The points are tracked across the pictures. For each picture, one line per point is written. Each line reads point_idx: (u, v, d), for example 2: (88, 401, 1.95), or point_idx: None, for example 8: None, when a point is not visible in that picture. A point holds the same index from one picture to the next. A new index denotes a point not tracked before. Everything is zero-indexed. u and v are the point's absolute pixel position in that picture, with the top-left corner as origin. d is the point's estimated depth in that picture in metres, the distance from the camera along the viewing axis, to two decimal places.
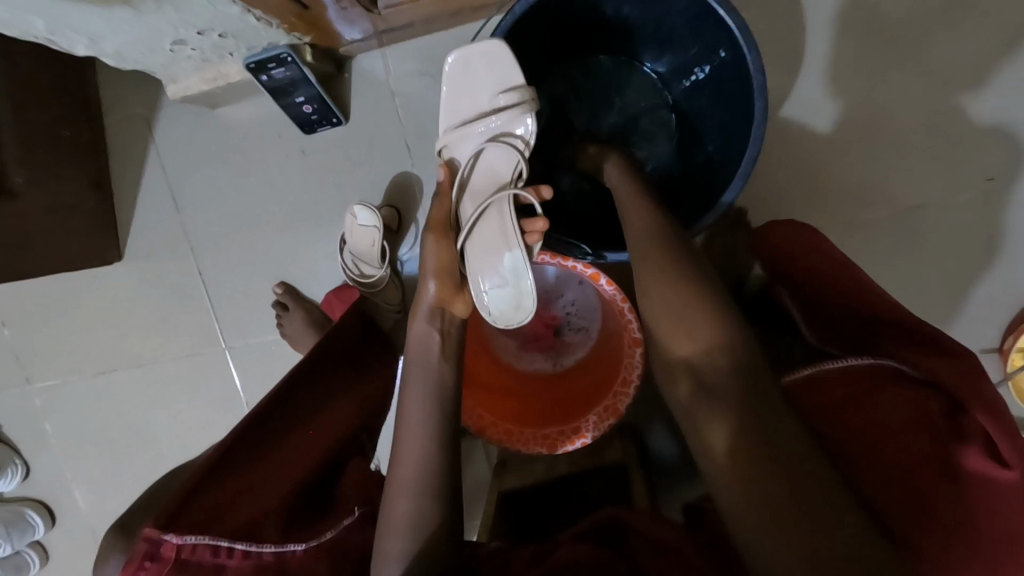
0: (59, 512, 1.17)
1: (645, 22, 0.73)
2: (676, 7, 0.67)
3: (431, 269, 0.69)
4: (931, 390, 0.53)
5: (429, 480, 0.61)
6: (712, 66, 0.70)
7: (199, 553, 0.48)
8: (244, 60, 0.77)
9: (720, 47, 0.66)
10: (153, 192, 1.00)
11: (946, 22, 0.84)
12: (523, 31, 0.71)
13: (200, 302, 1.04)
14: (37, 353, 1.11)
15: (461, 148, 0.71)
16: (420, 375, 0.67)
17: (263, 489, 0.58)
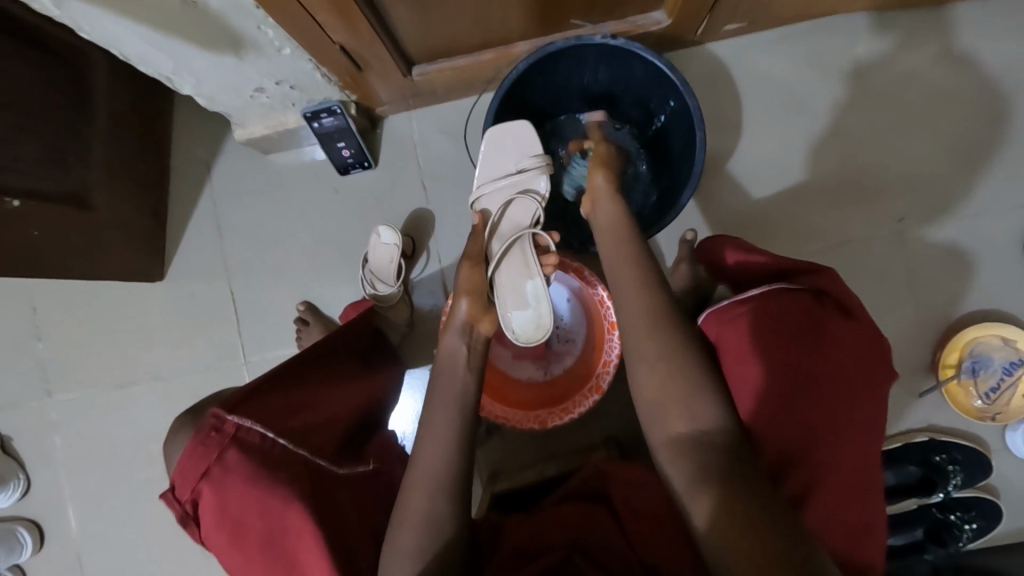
0: (51, 530, 1.17)
1: (612, 86, 0.97)
2: (637, 72, 0.91)
3: (462, 292, 0.82)
4: (812, 297, 0.70)
5: (446, 485, 0.68)
6: (667, 115, 0.94)
7: (250, 435, 0.67)
8: (303, 110, 0.98)
9: (670, 98, 0.90)
10: (200, 221, 1.16)
11: (849, 100, 1.07)
12: (525, 89, 0.92)
13: (226, 319, 1.15)
14: (60, 366, 1.18)
15: (491, 202, 0.89)
16: (448, 387, 0.76)
17: (303, 412, 0.75)
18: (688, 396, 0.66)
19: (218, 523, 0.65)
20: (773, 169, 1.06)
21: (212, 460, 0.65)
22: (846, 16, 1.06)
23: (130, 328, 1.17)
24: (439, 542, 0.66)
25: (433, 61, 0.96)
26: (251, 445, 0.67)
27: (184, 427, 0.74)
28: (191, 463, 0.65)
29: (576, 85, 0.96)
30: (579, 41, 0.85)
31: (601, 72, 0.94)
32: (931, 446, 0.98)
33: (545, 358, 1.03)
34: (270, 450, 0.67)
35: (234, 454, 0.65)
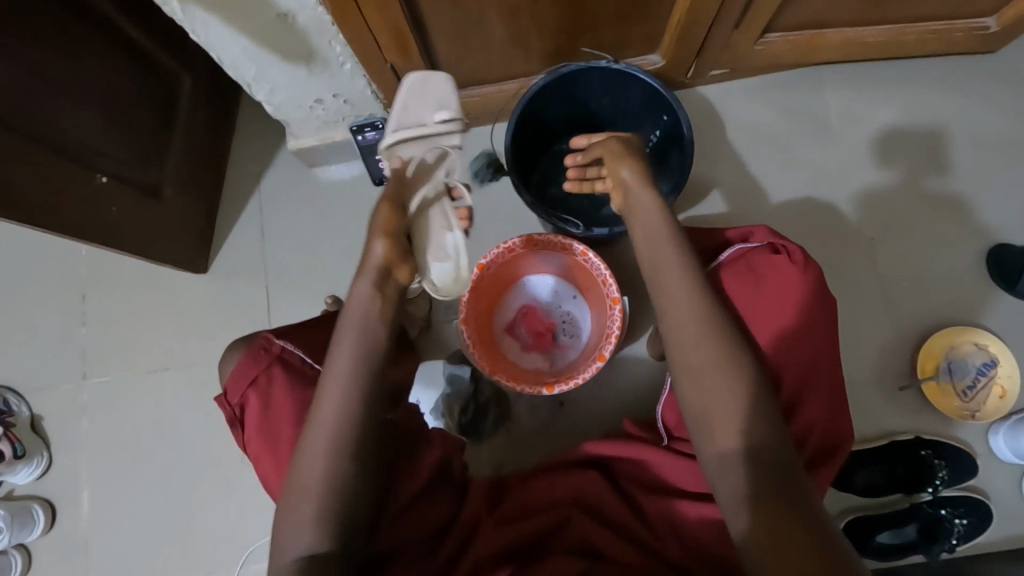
0: (62, 511, 1.20)
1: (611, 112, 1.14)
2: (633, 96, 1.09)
3: (378, 233, 0.76)
4: (767, 252, 0.86)
5: (342, 451, 0.70)
6: (660, 131, 1.10)
7: (291, 356, 0.82)
8: (350, 123, 1.14)
9: (662, 113, 1.07)
10: (245, 223, 1.29)
11: (822, 136, 1.23)
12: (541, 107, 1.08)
13: (259, 311, 1.26)
14: (98, 350, 1.26)
15: (407, 148, 0.89)
16: (346, 356, 0.73)
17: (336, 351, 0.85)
18: (733, 416, 0.72)
19: (257, 425, 0.79)
20: (756, 192, 1.21)
21: (259, 370, 0.80)
22: (815, 69, 1.25)
23: (168, 317, 1.27)
24: (337, 501, 0.69)
25: (465, 88, 1.13)
26: (292, 363, 0.81)
27: (238, 344, 0.88)
28: (243, 371, 0.80)
29: (583, 110, 1.13)
30: (585, 65, 1.02)
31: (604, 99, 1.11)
32: (918, 441, 1.04)
33: (551, 350, 1.11)
34: (306, 371, 0.81)
35: (276, 368, 0.80)
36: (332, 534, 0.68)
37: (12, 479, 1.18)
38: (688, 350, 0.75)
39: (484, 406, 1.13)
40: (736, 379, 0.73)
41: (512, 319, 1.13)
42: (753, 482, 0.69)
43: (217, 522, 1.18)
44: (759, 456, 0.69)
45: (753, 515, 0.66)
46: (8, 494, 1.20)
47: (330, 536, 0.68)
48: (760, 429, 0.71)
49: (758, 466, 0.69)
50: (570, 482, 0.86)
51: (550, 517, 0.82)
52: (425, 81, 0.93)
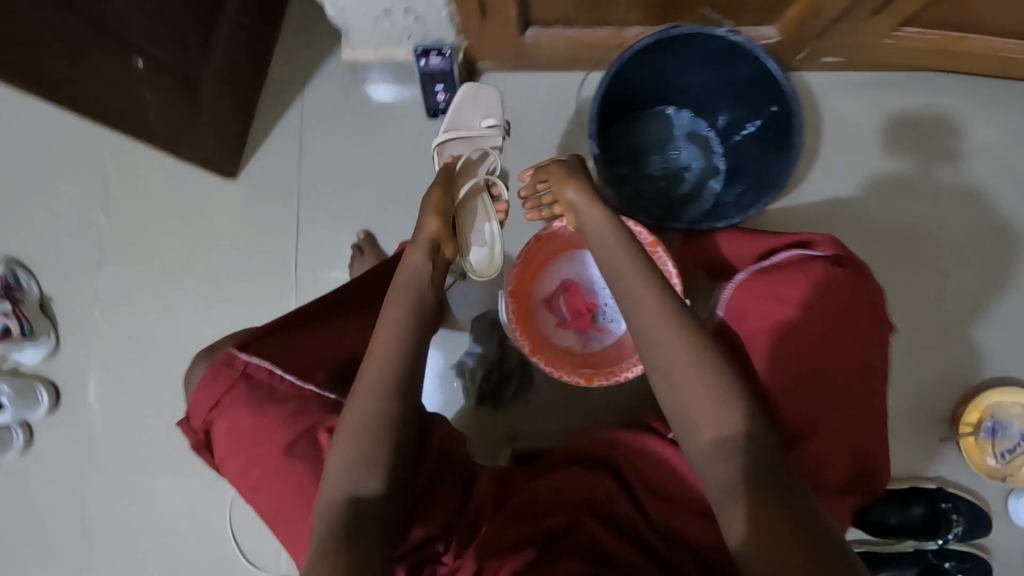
0: (67, 396, 1.19)
1: (711, 87, 0.97)
2: (743, 76, 0.92)
3: (431, 211, 0.85)
4: (831, 262, 0.81)
5: (385, 416, 0.70)
6: (763, 119, 0.95)
7: (256, 371, 0.80)
8: (417, 44, 1.03)
9: (774, 102, 0.91)
10: (283, 134, 1.19)
11: (926, 151, 1.10)
12: (635, 71, 0.92)
13: (287, 232, 1.19)
14: (115, 240, 1.20)
15: (455, 147, 0.98)
16: (394, 306, 0.78)
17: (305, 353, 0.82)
18: (716, 406, 0.66)
19: (228, 438, 0.78)
20: (838, 202, 1.10)
21: (225, 387, 0.79)
22: (940, 75, 1.10)
23: (191, 220, 1.20)
24: (388, 440, 0.70)
25: (549, 26, 1.00)
26: (258, 378, 0.79)
27: (202, 356, 0.86)
28: (207, 390, 0.79)
29: (679, 82, 0.97)
30: (702, 28, 0.84)
31: (709, 73, 0.95)
32: (940, 493, 1.01)
33: (588, 332, 1.06)
34: (275, 385, 0.79)
35: (240, 386, 0.79)
36: (379, 474, 0.69)
37: (19, 356, 1.16)
38: (670, 350, 0.69)
39: (508, 373, 1.11)
40: (717, 376, 0.68)
41: (553, 292, 1.07)
42: (739, 476, 0.63)
43: None
44: (746, 452, 0.64)
45: (749, 510, 0.61)
46: (13, 369, 1.19)
47: (380, 479, 0.69)
48: (751, 427, 0.66)
49: (746, 460, 0.64)
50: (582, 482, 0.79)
51: (558, 518, 0.75)
52: (479, 92, 1.00)
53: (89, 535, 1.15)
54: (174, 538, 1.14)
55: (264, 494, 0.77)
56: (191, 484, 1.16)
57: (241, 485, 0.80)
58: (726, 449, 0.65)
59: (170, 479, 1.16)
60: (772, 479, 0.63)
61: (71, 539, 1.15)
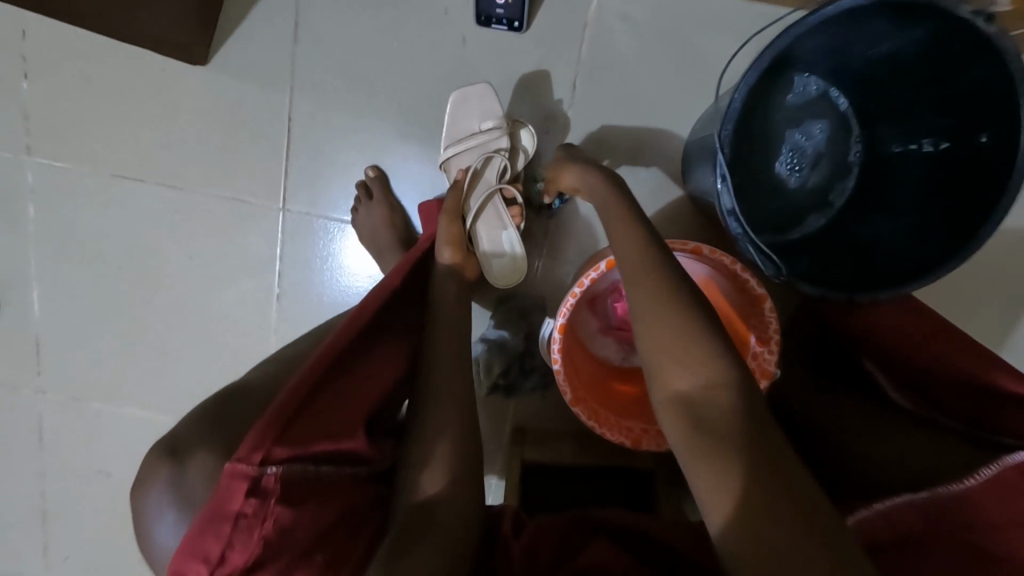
0: (10, 304, 1.01)
1: (902, 71, 0.65)
2: (963, 78, 0.60)
3: (445, 240, 0.76)
4: None
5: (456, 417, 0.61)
6: (953, 146, 0.64)
7: (288, 481, 0.48)
8: None
9: (984, 130, 0.60)
10: (273, 9, 0.86)
11: None
12: (809, 34, 0.60)
13: (273, 150, 0.91)
14: (49, 121, 0.92)
15: (460, 158, 0.85)
16: (451, 310, 0.69)
17: (344, 417, 0.56)
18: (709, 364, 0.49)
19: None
20: None
21: (266, 524, 0.46)
22: None
23: (147, 112, 0.91)
24: (459, 443, 0.60)
25: None
26: (294, 497, 0.48)
27: (153, 467, 0.49)
28: (233, 543, 0.44)
29: (863, 55, 0.66)
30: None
31: (913, 55, 0.62)
32: None
33: (632, 343, 0.89)
34: (318, 481, 0.51)
35: (277, 509, 0.46)
36: (445, 471, 0.58)
37: None
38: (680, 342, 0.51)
39: (527, 371, 0.94)
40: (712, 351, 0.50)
41: (601, 290, 0.88)
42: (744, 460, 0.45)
43: (189, 379, 1.02)
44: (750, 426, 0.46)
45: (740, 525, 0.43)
46: None
47: (444, 479, 0.57)
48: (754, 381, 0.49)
49: (753, 433, 0.46)
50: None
51: None
52: (473, 93, 0.84)
53: (52, 454, 1.07)
54: None
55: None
56: (159, 421, 1.05)
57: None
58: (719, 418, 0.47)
59: (137, 413, 1.05)
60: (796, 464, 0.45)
61: (33, 455, 1.07)
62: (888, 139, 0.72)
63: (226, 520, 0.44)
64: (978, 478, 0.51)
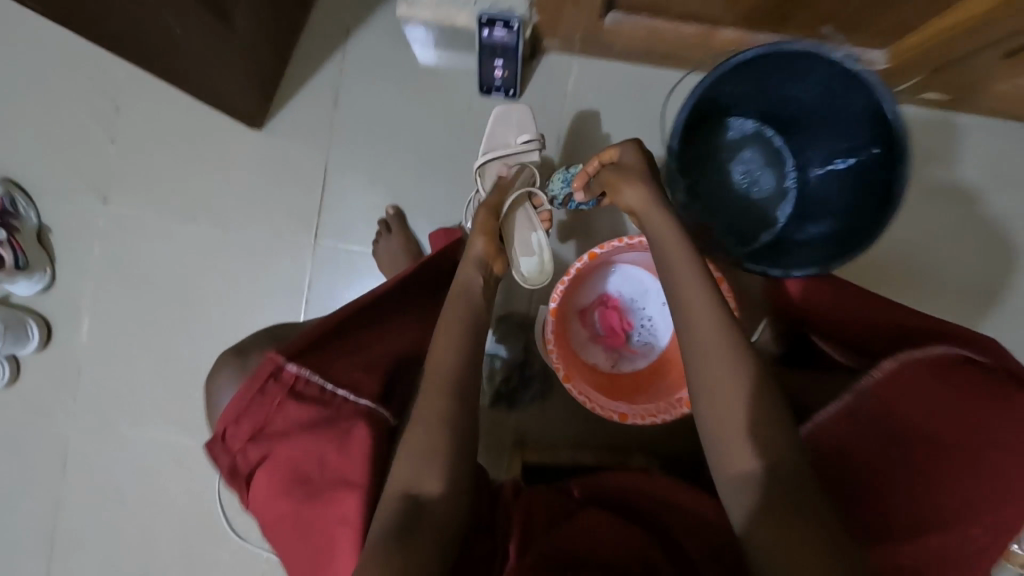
0: (61, 333, 1.13)
1: (809, 110, 0.84)
2: (852, 108, 0.77)
3: (479, 232, 0.77)
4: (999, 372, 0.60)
5: (452, 413, 0.65)
6: (859, 160, 0.80)
7: (306, 386, 0.69)
8: (481, 12, 0.90)
9: (874, 144, 0.76)
10: (318, 85, 1.08)
11: (1005, 213, 1.02)
12: (728, 83, 0.79)
13: (311, 194, 1.09)
14: (124, 175, 1.11)
15: (493, 168, 0.92)
16: (453, 317, 0.72)
17: (366, 359, 0.75)
18: (756, 423, 0.57)
19: (270, 475, 0.66)
20: (901, 253, 1.03)
21: (273, 406, 0.67)
22: None
23: (208, 166, 1.10)
24: (461, 441, 0.64)
25: (632, 13, 0.90)
26: (305, 397, 0.68)
27: (252, 359, 0.77)
28: (250, 412, 0.68)
29: (780, 97, 0.84)
30: (819, 48, 0.71)
31: (815, 94, 0.80)
32: None
33: (620, 351, 0.99)
34: (329, 398, 0.70)
35: (291, 399, 0.68)
36: (444, 474, 0.62)
37: (11, 287, 1.08)
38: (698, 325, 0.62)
39: (527, 379, 1.04)
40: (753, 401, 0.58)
41: (589, 302, 1.00)
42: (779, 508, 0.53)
43: None
44: (785, 482, 0.54)
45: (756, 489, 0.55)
46: (4, 298, 1.12)
47: (443, 481, 0.61)
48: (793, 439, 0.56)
49: (791, 489, 0.54)
50: (623, 535, 0.66)
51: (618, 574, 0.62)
52: (510, 114, 0.96)
53: (76, 476, 1.13)
54: (163, 489, 1.12)
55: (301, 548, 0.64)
56: (183, 440, 1.12)
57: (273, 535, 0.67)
58: (761, 475, 0.55)
59: (163, 433, 1.12)
60: (826, 513, 0.53)
61: (57, 478, 1.13)
62: (812, 164, 0.89)
63: (257, 391, 0.67)
64: (880, 371, 0.65)
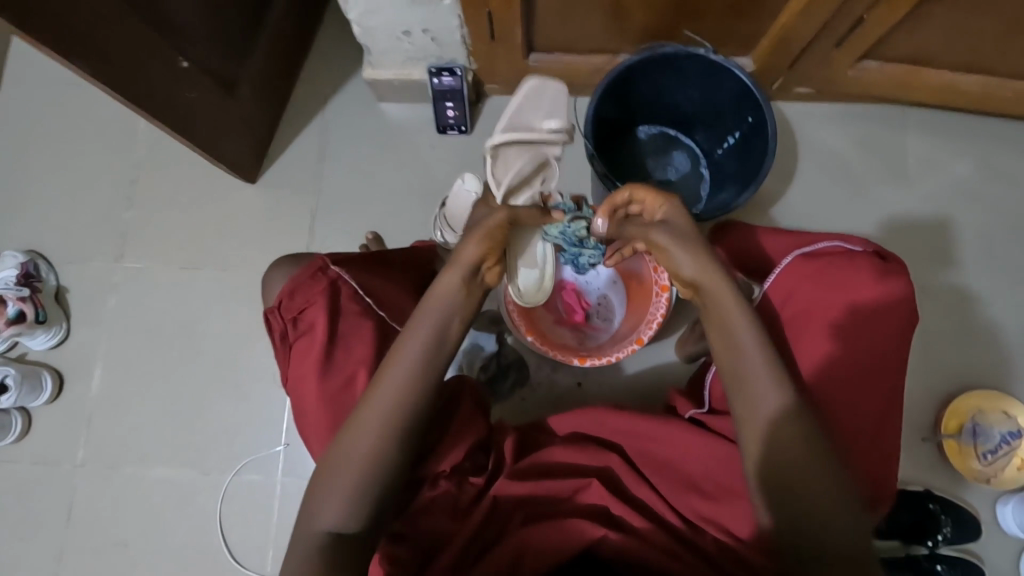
0: (70, 385, 1.21)
1: (697, 106, 1.11)
2: (725, 90, 1.04)
3: (474, 238, 0.74)
4: (879, 256, 0.79)
5: (382, 442, 0.67)
6: (742, 132, 1.08)
7: (344, 284, 0.82)
8: (430, 65, 1.14)
9: (749, 116, 1.04)
10: (303, 144, 1.29)
11: (892, 177, 1.20)
12: (631, 87, 1.06)
13: (300, 233, 1.25)
14: (136, 236, 1.26)
15: (510, 153, 0.88)
16: (415, 343, 0.71)
17: (383, 282, 0.87)
18: (798, 462, 0.64)
19: (304, 346, 0.79)
20: (814, 218, 1.19)
21: (317, 291, 0.80)
22: (905, 109, 1.22)
23: (210, 220, 1.27)
24: (383, 471, 0.67)
25: (553, 52, 1.11)
26: (341, 292, 0.82)
27: (283, 266, 0.90)
28: (300, 292, 0.81)
29: (669, 96, 1.10)
30: (685, 49, 0.99)
31: (696, 91, 1.08)
32: (927, 494, 1.03)
33: (583, 329, 1.08)
34: (358, 301, 0.82)
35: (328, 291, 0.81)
36: (355, 506, 0.67)
37: (28, 342, 1.19)
38: (744, 367, 0.69)
39: (505, 367, 1.12)
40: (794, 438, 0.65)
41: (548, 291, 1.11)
42: (809, 538, 0.63)
43: (216, 428, 1.18)
44: (814, 512, 0.63)
45: (773, 490, 0.65)
46: (21, 356, 1.21)
47: (357, 512, 0.67)
48: (826, 474, 0.64)
49: (819, 522, 0.63)
50: (593, 456, 0.77)
51: (565, 486, 0.74)
52: (544, 91, 0.91)
53: (78, 525, 1.15)
54: (163, 527, 1.14)
55: (322, 411, 0.76)
56: (184, 474, 1.16)
57: (297, 400, 0.79)
58: (794, 510, 0.64)
59: (164, 469, 1.17)
60: (847, 537, 0.62)
61: (60, 529, 1.15)
62: (713, 147, 1.14)
63: (307, 279, 0.81)
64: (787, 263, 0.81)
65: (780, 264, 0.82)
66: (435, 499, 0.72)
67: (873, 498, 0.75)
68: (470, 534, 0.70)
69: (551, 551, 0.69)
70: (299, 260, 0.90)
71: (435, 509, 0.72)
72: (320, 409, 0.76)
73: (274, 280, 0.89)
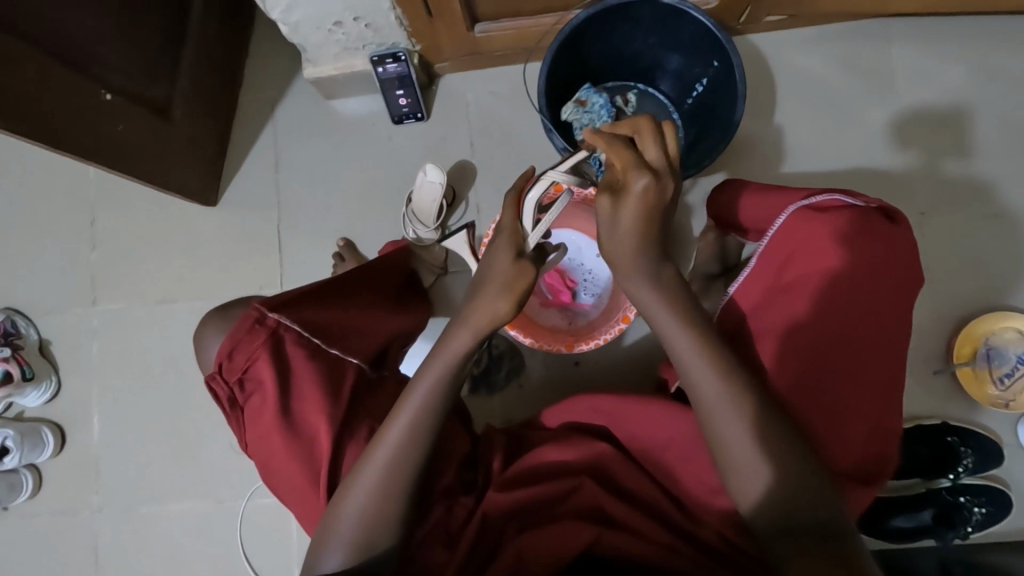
0: (72, 435, 1.21)
1: (660, 53, 1.04)
2: (685, 35, 0.99)
3: (502, 293, 0.67)
4: (887, 216, 0.76)
5: (392, 484, 0.66)
6: (709, 77, 1.01)
7: (287, 332, 0.79)
8: (371, 53, 1.07)
9: (716, 59, 0.97)
10: (259, 157, 1.23)
11: (881, 97, 1.12)
12: (587, 45, 1.00)
13: (269, 249, 1.21)
14: (107, 277, 1.23)
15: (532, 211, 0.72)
16: (430, 383, 0.68)
17: (327, 316, 0.83)
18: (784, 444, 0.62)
19: (259, 403, 0.76)
20: (802, 154, 1.12)
21: (258, 346, 0.77)
22: (886, 20, 1.13)
23: (177, 250, 1.23)
24: (392, 513, 0.66)
25: (498, 19, 1.03)
26: (285, 339, 0.79)
27: (220, 322, 0.86)
28: (241, 350, 0.78)
29: (627, 48, 1.04)
30: None
31: (655, 37, 1.02)
32: (944, 428, 1.01)
33: (571, 308, 1.03)
34: (305, 344, 0.80)
35: (273, 341, 0.78)
36: (356, 548, 0.65)
37: (22, 400, 1.18)
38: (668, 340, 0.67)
39: (496, 359, 1.10)
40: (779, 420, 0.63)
41: None
42: (802, 523, 0.59)
43: (224, 460, 1.18)
44: (801, 497, 0.60)
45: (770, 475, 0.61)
46: (19, 414, 1.21)
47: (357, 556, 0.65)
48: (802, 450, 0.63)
49: (813, 506, 0.60)
50: (580, 452, 0.77)
51: (556, 489, 0.75)
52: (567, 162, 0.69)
53: (107, 568, 1.17)
54: (189, 560, 1.16)
55: (292, 467, 0.75)
56: (200, 507, 1.17)
57: (266, 459, 0.77)
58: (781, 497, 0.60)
59: (178, 506, 1.17)
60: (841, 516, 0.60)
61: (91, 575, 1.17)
62: (683, 96, 1.07)
63: (245, 336, 0.78)
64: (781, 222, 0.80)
65: (780, 222, 0.80)
66: (426, 529, 0.73)
67: (874, 468, 0.72)
68: (464, 558, 0.71)
69: (546, 561, 0.70)
70: (232, 315, 0.86)
71: (426, 537, 0.73)
72: (289, 466, 0.75)
73: (211, 342, 0.85)
